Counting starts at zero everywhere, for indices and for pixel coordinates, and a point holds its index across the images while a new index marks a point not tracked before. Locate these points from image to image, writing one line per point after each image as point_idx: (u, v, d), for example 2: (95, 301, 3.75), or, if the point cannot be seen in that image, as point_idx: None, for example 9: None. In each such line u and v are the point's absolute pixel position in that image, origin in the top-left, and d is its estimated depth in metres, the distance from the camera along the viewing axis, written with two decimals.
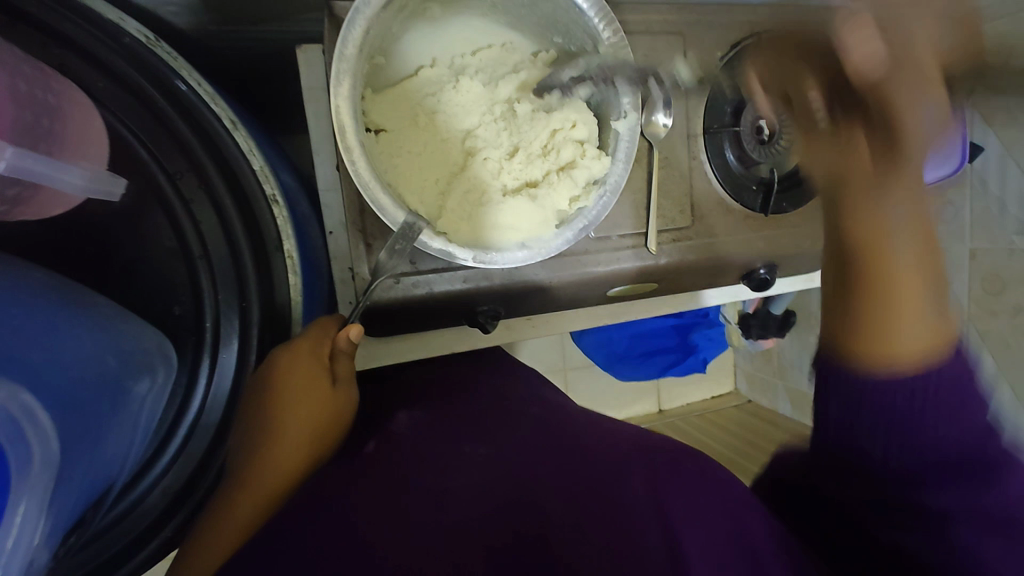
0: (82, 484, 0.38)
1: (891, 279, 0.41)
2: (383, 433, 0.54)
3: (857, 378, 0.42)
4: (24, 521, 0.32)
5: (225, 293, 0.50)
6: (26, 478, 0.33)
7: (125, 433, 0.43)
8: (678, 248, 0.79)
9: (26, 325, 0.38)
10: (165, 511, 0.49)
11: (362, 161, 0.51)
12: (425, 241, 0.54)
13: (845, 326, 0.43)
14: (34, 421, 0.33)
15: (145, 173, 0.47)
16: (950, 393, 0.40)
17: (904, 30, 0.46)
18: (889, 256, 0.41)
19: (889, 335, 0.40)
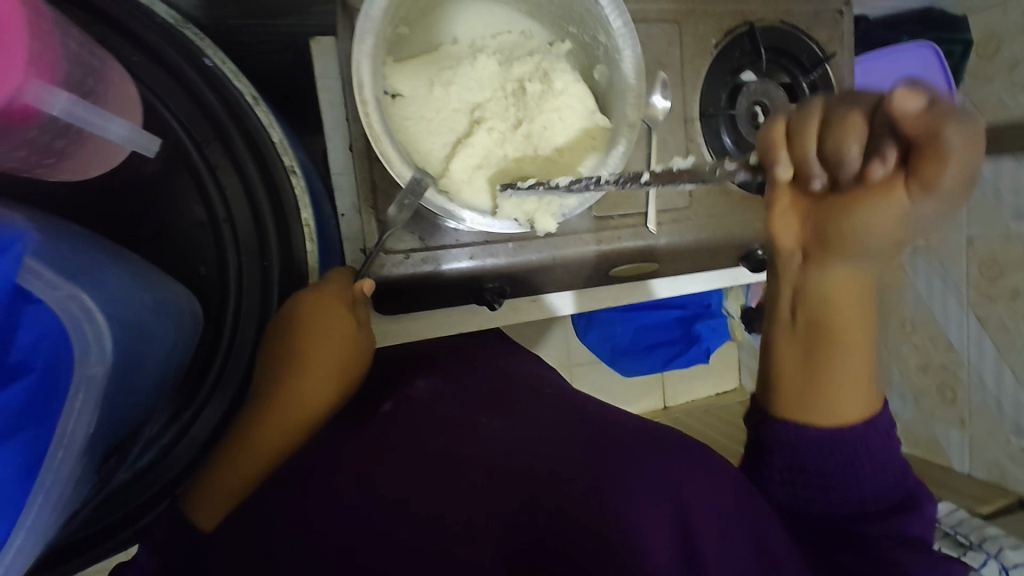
0: (123, 403, 0.42)
1: (844, 361, 0.48)
2: (401, 395, 0.57)
3: (800, 436, 0.50)
4: (82, 410, 0.35)
5: (248, 255, 0.53)
6: (86, 369, 0.35)
7: (157, 373, 0.46)
8: (678, 228, 0.82)
9: (75, 254, 0.41)
10: (192, 461, 0.52)
11: (376, 115, 0.54)
12: (430, 198, 0.58)
13: (792, 395, 0.51)
14: (93, 320, 0.37)
15: (175, 142, 0.50)
16: (873, 456, 0.50)
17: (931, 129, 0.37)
18: (844, 340, 0.47)
19: (825, 406, 0.49)
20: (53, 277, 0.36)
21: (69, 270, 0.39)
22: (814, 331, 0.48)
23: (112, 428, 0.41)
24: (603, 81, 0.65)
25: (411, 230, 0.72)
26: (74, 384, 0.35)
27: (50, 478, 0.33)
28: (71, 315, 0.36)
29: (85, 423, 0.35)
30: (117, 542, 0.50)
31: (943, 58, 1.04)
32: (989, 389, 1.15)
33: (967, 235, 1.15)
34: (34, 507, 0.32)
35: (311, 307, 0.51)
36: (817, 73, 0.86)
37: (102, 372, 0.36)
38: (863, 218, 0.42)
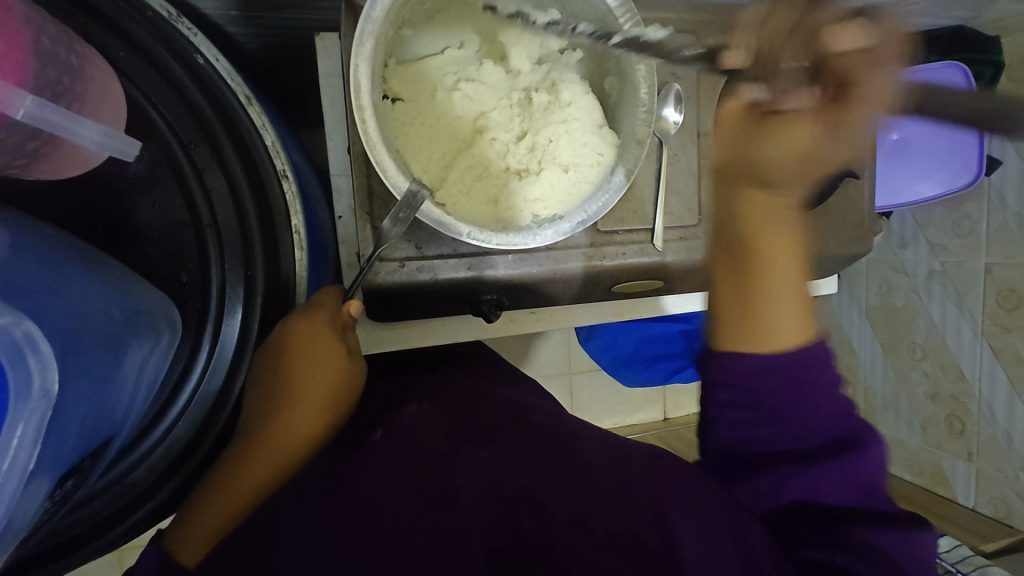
0: (78, 430, 0.38)
1: (765, 279, 0.50)
2: (389, 420, 0.54)
3: (740, 362, 0.50)
4: (20, 447, 0.31)
5: (232, 262, 0.51)
6: (27, 403, 0.32)
7: (122, 391, 0.44)
8: (684, 247, 0.79)
9: (27, 274, 0.38)
10: (165, 473, 0.51)
11: (372, 122, 0.52)
12: (426, 211, 0.55)
13: (721, 324, 0.52)
14: (37, 350, 0.32)
15: (160, 142, 0.48)
16: (811, 378, 0.49)
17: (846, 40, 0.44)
18: (767, 253, 0.50)
19: (752, 331, 0.50)
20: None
21: (13, 296, 0.35)
22: (745, 253, 0.50)
23: (67, 453, 0.38)
24: (613, 93, 0.62)
25: (408, 238, 0.70)
26: (12, 419, 0.31)
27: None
28: (11, 345, 0.31)
29: (24, 460, 0.31)
30: (83, 554, 0.49)
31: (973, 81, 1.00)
32: (1000, 423, 1.12)
33: (986, 263, 1.11)
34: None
35: (297, 339, 0.49)
36: None
37: (47, 409, 0.32)
38: (784, 138, 0.49)
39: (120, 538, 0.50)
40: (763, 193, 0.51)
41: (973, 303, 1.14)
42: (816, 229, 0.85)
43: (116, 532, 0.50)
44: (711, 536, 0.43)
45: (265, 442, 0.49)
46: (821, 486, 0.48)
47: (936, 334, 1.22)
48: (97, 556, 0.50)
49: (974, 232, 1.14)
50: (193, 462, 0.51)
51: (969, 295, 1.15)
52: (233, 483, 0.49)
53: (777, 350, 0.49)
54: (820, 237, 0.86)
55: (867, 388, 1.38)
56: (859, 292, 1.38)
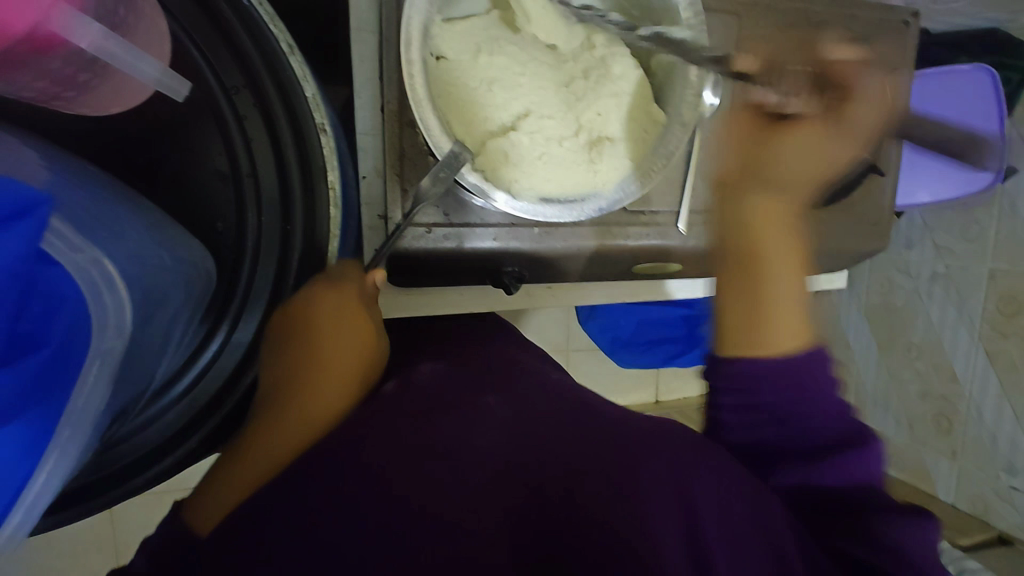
0: (131, 367, 0.40)
1: None
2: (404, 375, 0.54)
3: None
4: (95, 379, 0.33)
5: (270, 216, 0.50)
6: (104, 342, 0.34)
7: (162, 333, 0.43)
8: (707, 232, 0.80)
9: (93, 205, 0.39)
10: (190, 423, 0.50)
11: (420, 78, 0.51)
12: (464, 174, 0.55)
13: None
14: (112, 290, 0.35)
15: (202, 84, 0.47)
16: None
17: None
18: None
19: None
20: (78, 241, 0.34)
21: (83, 224, 0.36)
22: None
23: (116, 396, 0.39)
24: (659, 71, 0.62)
25: (436, 204, 0.69)
26: (89, 358, 0.33)
27: (62, 445, 0.32)
28: (90, 281, 0.34)
29: (96, 398, 0.34)
30: (100, 503, 0.48)
31: (999, 85, 1.00)
32: (987, 425, 1.15)
33: (990, 267, 1.13)
34: (40, 484, 0.31)
35: (324, 301, 0.48)
36: (873, 87, 0.82)
37: (120, 346, 0.35)
38: None
39: (147, 484, 0.49)
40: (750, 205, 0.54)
41: (973, 306, 1.17)
42: (836, 223, 0.86)
43: (145, 478, 0.49)
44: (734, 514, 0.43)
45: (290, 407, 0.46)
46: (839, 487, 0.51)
47: (933, 334, 1.24)
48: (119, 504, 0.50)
49: (981, 236, 1.15)
50: (216, 417, 0.50)
51: (969, 298, 1.17)
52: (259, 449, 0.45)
53: None
54: (839, 231, 0.86)
55: (858, 383, 1.41)
56: (859, 290, 1.40)
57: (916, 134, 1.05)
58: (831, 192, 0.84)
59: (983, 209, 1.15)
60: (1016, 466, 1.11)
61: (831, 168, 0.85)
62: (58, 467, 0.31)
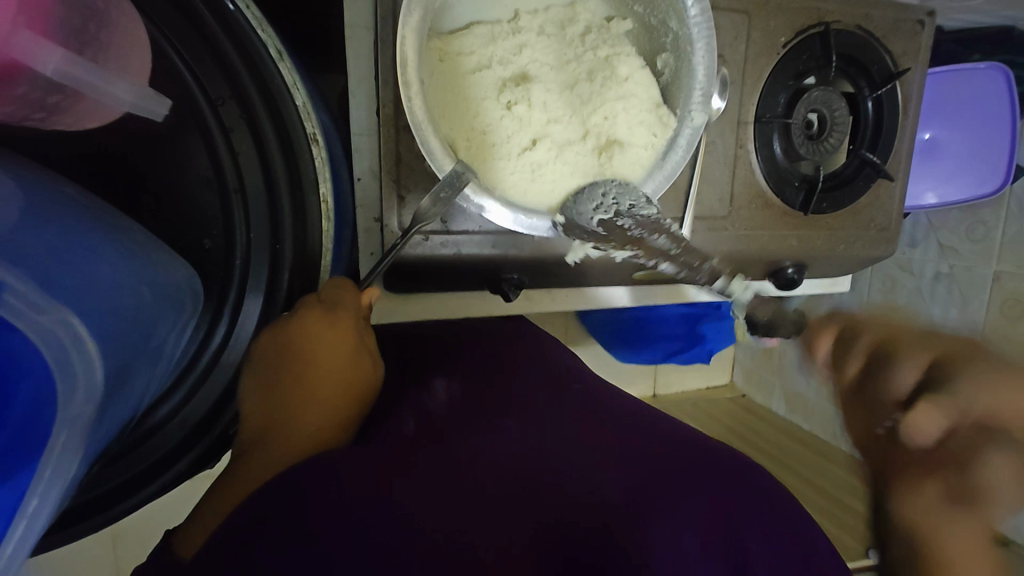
0: (112, 414, 0.38)
1: None
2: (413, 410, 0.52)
3: None
4: (63, 451, 0.31)
5: (258, 230, 0.48)
6: (70, 409, 0.31)
7: (146, 368, 0.41)
8: (712, 238, 0.78)
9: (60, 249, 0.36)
10: (180, 444, 0.48)
11: (418, 98, 0.48)
12: (468, 195, 0.52)
13: None
14: (82, 350, 0.32)
15: (184, 94, 0.44)
16: None
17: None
18: None
19: None
20: (40, 299, 0.31)
21: (46, 273, 0.34)
22: None
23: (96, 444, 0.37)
24: (666, 70, 0.59)
25: None
26: (55, 427, 0.31)
27: (30, 516, 0.30)
28: (56, 344, 0.31)
29: (68, 465, 0.32)
30: (96, 522, 0.47)
31: (1015, 85, 0.97)
32: None
33: (995, 270, 1.12)
34: (10, 549, 0.30)
35: (311, 330, 0.46)
36: (885, 89, 0.79)
37: (91, 412, 0.32)
38: None
39: (140, 504, 0.48)
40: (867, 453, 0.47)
41: (977, 309, 1.16)
42: (843, 229, 0.84)
43: (137, 498, 0.48)
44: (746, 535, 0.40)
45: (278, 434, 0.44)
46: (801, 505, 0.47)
47: None
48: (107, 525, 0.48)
49: (987, 238, 1.14)
50: (210, 436, 0.49)
51: (973, 301, 1.16)
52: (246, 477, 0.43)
53: None
54: (847, 238, 0.84)
55: None
56: (862, 288, 1.39)
57: (925, 133, 1.03)
58: (841, 196, 0.81)
59: (990, 209, 1.13)
60: None
61: (840, 171, 0.82)
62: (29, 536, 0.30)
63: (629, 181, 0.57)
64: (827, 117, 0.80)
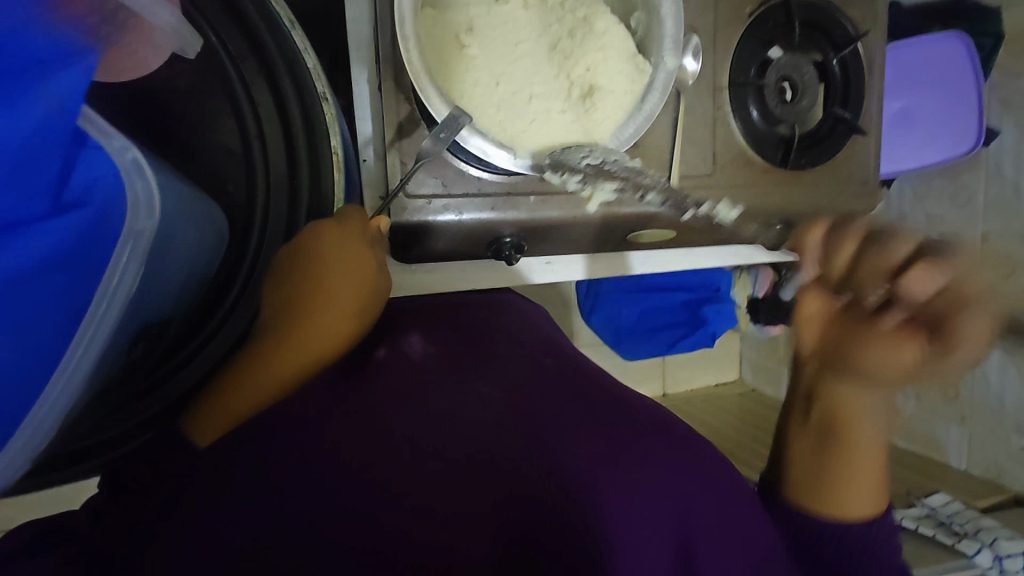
0: (162, 268, 0.45)
1: (858, 446, 0.53)
2: (395, 351, 0.58)
3: (827, 527, 0.53)
4: (129, 256, 0.39)
5: (276, 175, 0.53)
6: (137, 222, 0.39)
7: (179, 269, 0.48)
8: (699, 196, 0.82)
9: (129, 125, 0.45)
10: (191, 389, 0.53)
11: (415, 50, 0.55)
12: (465, 137, 0.58)
13: (810, 483, 0.54)
14: (142, 175, 0.39)
15: (210, 52, 0.50)
16: (868, 546, 0.52)
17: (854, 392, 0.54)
18: (864, 461, 0.53)
19: (845, 496, 0.53)
20: (111, 129, 0.38)
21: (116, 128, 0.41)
22: (825, 423, 0.55)
23: (147, 292, 0.43)
24: (640, 28, 0.65)
25: (435, 175, 0.72)
26: (123, 234, 0.38)
27: (107, 304, 0.38)
28: (125, 167, 0.38)
29: (133, 267, 0.39)
30: (94, 465, 0.50)
31: (973, 50, 1.04)
32: (993, 387, 1.16)
33: None
34: (93, 325, 0.38)
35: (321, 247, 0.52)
36: (849, 50, 0.85)
37: (151, 228, 0.39)
38: (857, 484, 0.53)
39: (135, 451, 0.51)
40: (867, 385, 0.52)
41: None
42: (824, 185, 0.88)
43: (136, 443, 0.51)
44: (668, 497, 0.45)
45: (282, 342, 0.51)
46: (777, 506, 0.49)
47: None
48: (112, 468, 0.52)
49: None
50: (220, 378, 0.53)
51: None
52: (255, 376, 0.50)
53: (849, 518, 0.52)
54: (828, 193, 0.89)
55: None
56: None
57: (897, 103, 1.08)
58: (817, 153, 0.86)
59: None
60: None
61: (815, 131, 0.87)
62: (106, 315, 0.38)
63: (606, 129, 0.62)
64: (798, 83, 0.85)
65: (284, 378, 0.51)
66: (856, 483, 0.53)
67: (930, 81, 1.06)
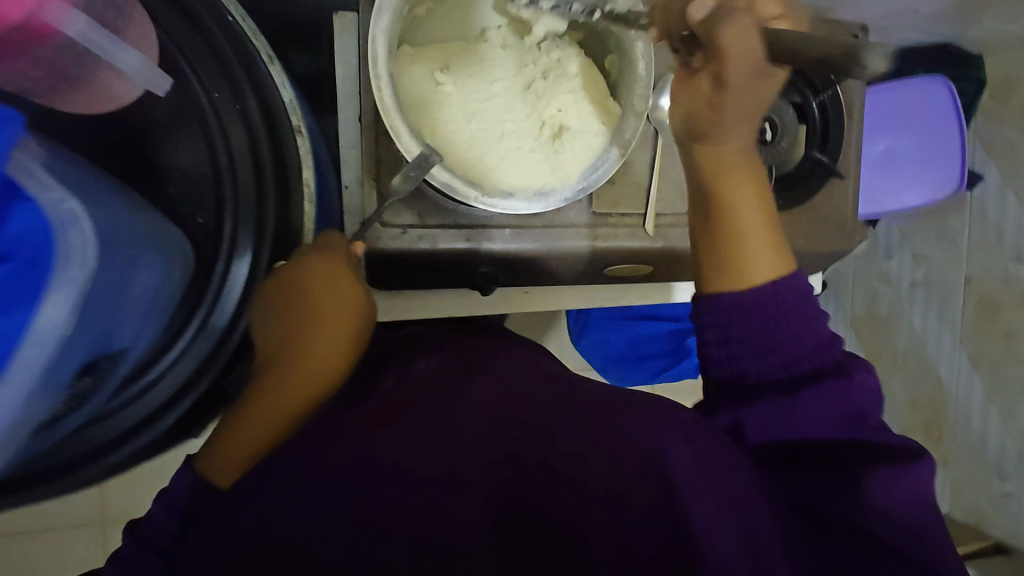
0: (100, 320, 0.43)
1: (739, 219, 0.53)
2: (401, 373, 0.55)
3: (718, 298, 0.52)
4: (54, 312, 0.35)
5: (245, 207, 0.54)
6: (68, 270, 0.36)
7: (140, 299, 0.48)
8: (676, 232, 0.83)
9: (69, 174, 0.44)
10: (164, 404, 0.53)
11: (388, 89, 0.56)
12: (434, 174, 0.58)
13: (710, 257, 0.54)
14: (76, 226, 0.37)
15: (184, 86, 0.52)
16: (794, 296, 0.51)
17: (702, 171, 0.55)
18: (744, 215, 0.53)
19: (738, 261, 0.52)
20: (53, 183, 0.38)
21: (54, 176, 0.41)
22: (706, 199, 0.54)
23: (80, 347, 0.41)
24: (613, 70, 0.67)
25: (410, 206, 0.73)
26: (56, 284, 0.36)
27: (26, 361, 0.35)
28: (60, 217, 0.37)
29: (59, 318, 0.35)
30: (77, 480, 0.51)
31: (956, 96, 1.06)
32: (976, 430, 1.15)
33: (966, 273, 1.16)
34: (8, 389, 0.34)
35: (308, 269, 0.53)
36: (828, 93, 0.87)
37: (85, 275, 0.37)
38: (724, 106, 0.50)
39: (117, 465, 0.52)
40: (717, 156, 0.53)
41: (954, 312, 1.19)
42: (801, 225, 0.89)
43: (115, 458, 0.52)
44: (710, 497, 0.45)
45: (286, 368, 0.52)
46: (800, 416, 0.50)
47: (918, 342, 1.26)
48: (100, 481, 0.53)
49: (955, 243, 1.19)
50: (191, 396, 0.53)
51: (949, 305, 1.20)
52: (264, 405, 0.51)
53: (749, 286, 0.51)
54: (805, 233, 0.89)
55: None
56: (845, 303, 1.41)
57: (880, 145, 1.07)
58: (795, 194, 0.87)
59: (954, 214, 1.19)
60: (1006, 470, 1.11)
61: (793, 172, 0.88)
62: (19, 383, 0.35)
63: (574, 169, 0.62)
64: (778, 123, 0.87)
65: (293, 406, 0.51)
66: (757, 254, 0.52)
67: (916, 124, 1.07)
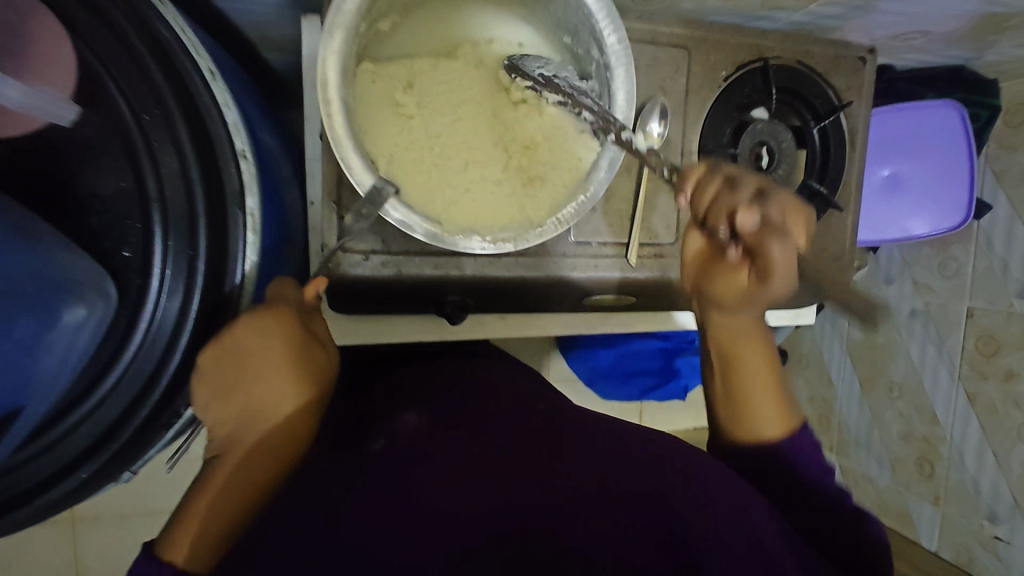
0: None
1: (748, 373, 0.59)
2: (389, 431, 0.57)
3: (741, 448, 0.60)
4: None
5: (176, 240, 0.49)
6: None
7: (57, 353, 0.44)
8: (660, 264, 0.78)
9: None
10: (86, 451, 0.49)
11: (339, 116, 0.51)
12: (389, 210, 0.53)
13: (722, 412, 0.61)
14: None
15: (111, 108, 0.47)
16: (808, 441, 0.58)
17: (720, 338, 0.61)
18: (759, 392, 0.59)
19: (753, 425, 0.59)
20: None
21: None
22: (724, 363, 0.61)
23: None
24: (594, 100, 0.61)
25: (374, 231, 0.68)
26: None
27: None
28: None
29: None
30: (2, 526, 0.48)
31: (968, 122, 1.00)
32: (969, 470, 1.11)
33: (968, 306, 1.11)
34: None
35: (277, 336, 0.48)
36: (830, 120, 0.81)
37: None
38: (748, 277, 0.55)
39: (39, 512, 0.49)
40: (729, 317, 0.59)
41: (953, 346, 1.14)
42: None
43: (34, 506, 0.48)
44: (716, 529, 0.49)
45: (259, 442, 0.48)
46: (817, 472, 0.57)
47: (914, 373, 1.21)
48: (28, 525, 0.50)
49: (958, 274, 1.13)
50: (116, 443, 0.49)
51: (948, 338, 1.15)
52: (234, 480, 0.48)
53: (760, 442, 0.58)
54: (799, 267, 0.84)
55: (841, 421, 1.37)
56: (841, 325, 1.36)
57: (884, 171, 1.03)
58: None
59: (959, 244, 1.14)
60: (998, 513, 1.07)
61: None
62: None
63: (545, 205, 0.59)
64: (775, 149, 0.80)
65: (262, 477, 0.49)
66: (770, 408, 0.58)
67: (923, 150, 1.02)
